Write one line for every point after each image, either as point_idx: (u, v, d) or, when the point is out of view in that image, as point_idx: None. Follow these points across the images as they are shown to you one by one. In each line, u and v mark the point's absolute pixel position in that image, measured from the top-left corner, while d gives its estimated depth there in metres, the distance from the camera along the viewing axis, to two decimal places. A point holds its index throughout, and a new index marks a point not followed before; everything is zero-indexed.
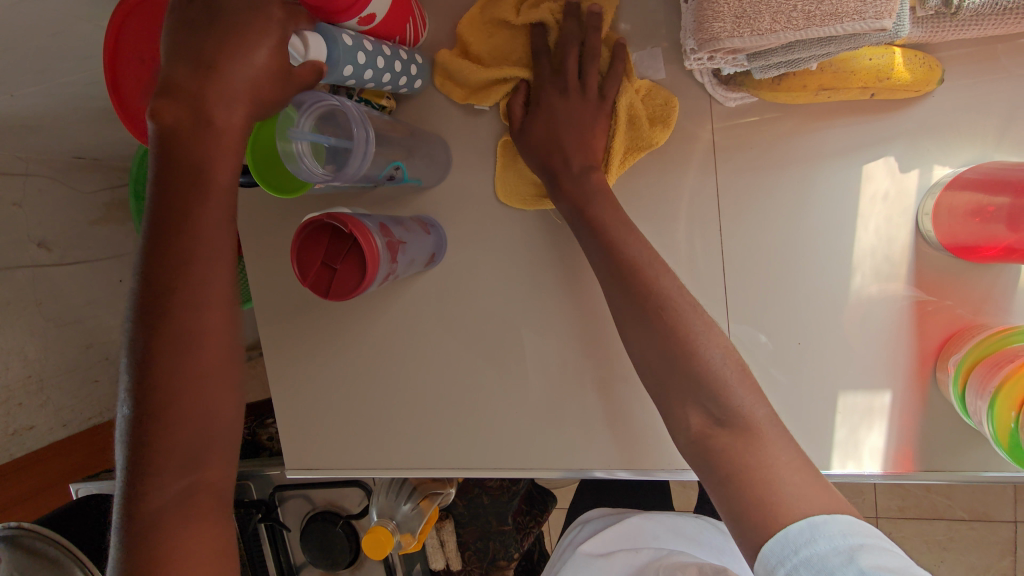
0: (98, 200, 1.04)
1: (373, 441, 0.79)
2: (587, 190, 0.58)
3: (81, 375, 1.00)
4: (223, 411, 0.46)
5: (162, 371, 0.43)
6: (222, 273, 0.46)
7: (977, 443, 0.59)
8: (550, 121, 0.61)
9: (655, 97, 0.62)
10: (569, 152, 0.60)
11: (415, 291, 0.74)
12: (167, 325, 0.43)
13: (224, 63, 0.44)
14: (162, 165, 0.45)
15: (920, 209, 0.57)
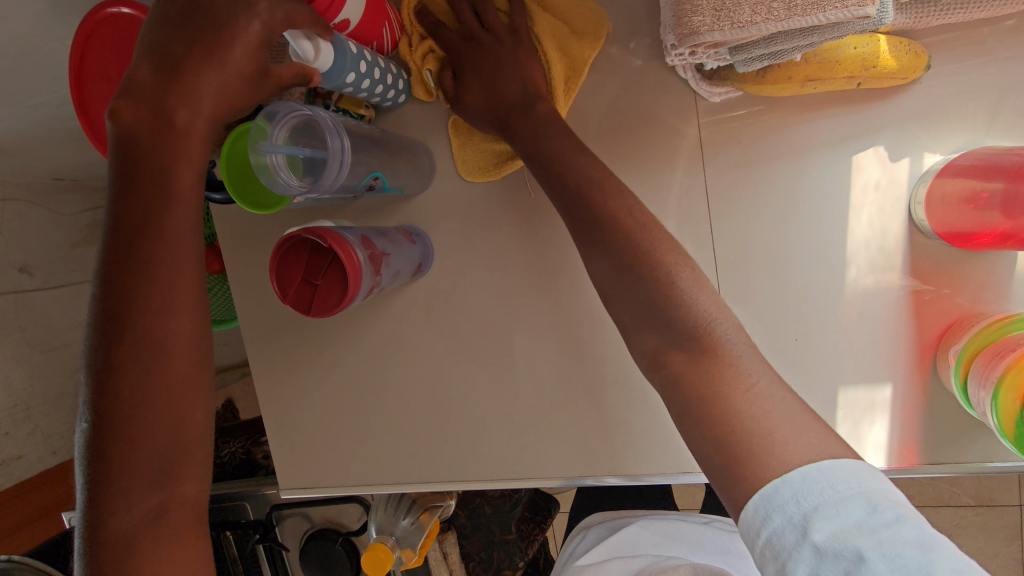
0: (79, 222, 1.02)
1: (368, 457, 0.77)
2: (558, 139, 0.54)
3: (70, 401, 0.98)
4: (192, 425, 0.44)
5: (125, 385, 0.41)
6: (189, 282, 0.44)
7: (979, 434, 0.58)
8: (478, 67, 0.60)
9: (577, 14, 0.60)
10: (511, 99, 0.58)
11: (404, 302, 0.73)
12: (130, 334, 0.41)
13: (193, 62, 0.42)
14: (121, 168, 0.43)
15: (912, 198, 0.56)
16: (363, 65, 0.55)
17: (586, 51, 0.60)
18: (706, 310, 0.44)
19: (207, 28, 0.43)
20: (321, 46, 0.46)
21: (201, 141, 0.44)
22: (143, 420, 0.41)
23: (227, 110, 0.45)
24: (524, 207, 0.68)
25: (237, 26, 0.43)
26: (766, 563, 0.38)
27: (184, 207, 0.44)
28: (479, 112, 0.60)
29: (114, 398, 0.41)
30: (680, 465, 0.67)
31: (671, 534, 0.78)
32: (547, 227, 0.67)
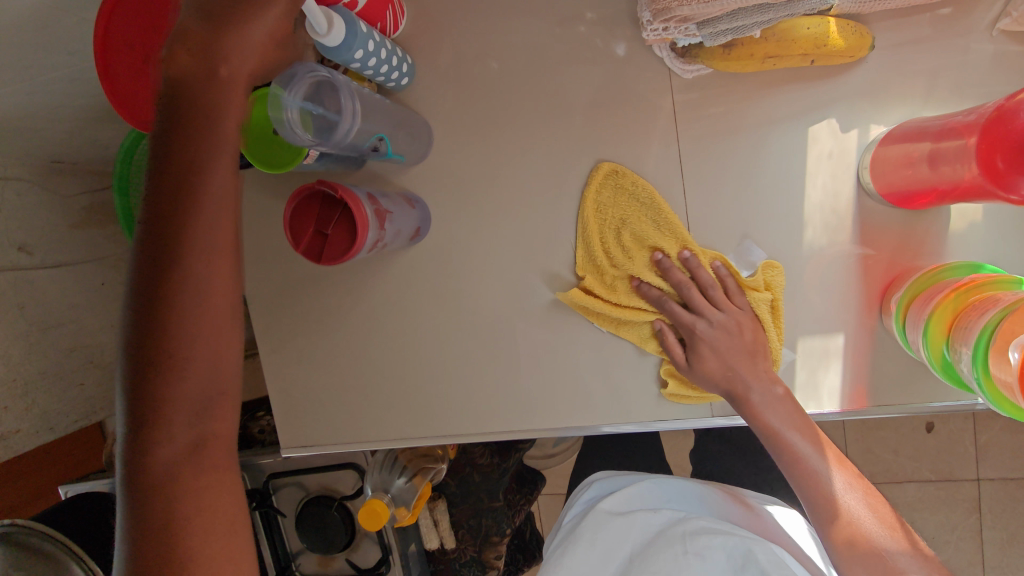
0: (77, 204, 1.05)
1: (367, 416, 0.82)
2: (771, 396, 0.64)
3: (66, 378, 1.02)
4: (226, 363, 0.49)
5: (173, 319, 0.46)
6: (227, 224, 0.49)
7: (922, 378, 0.65)
8: (717, 356, 0.66)
9: (764, 280, 0.66)
10: (747, 378, 0.65)
11: (400, 268, 0.78)
12: (182, 267, 0.47)
13: (240, 11, 0.46)
14: (172, 114, 0.47)
15: (860, 164, 0.63)
16: (371, 43, 0.61)
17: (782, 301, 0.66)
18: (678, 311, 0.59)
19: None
20: (332, 18, 0.53)
21: (244, 93, 0.49)
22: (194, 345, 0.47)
23: (263, 65, 0.50)
24: (515, 177, 0.73)
25: None
26: None
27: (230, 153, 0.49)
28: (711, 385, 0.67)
29: (166, 324, 0.46)
30: (707, 411, 0.73)
31: (680, 492, 0.82)
32: (536, 196, 0.72)
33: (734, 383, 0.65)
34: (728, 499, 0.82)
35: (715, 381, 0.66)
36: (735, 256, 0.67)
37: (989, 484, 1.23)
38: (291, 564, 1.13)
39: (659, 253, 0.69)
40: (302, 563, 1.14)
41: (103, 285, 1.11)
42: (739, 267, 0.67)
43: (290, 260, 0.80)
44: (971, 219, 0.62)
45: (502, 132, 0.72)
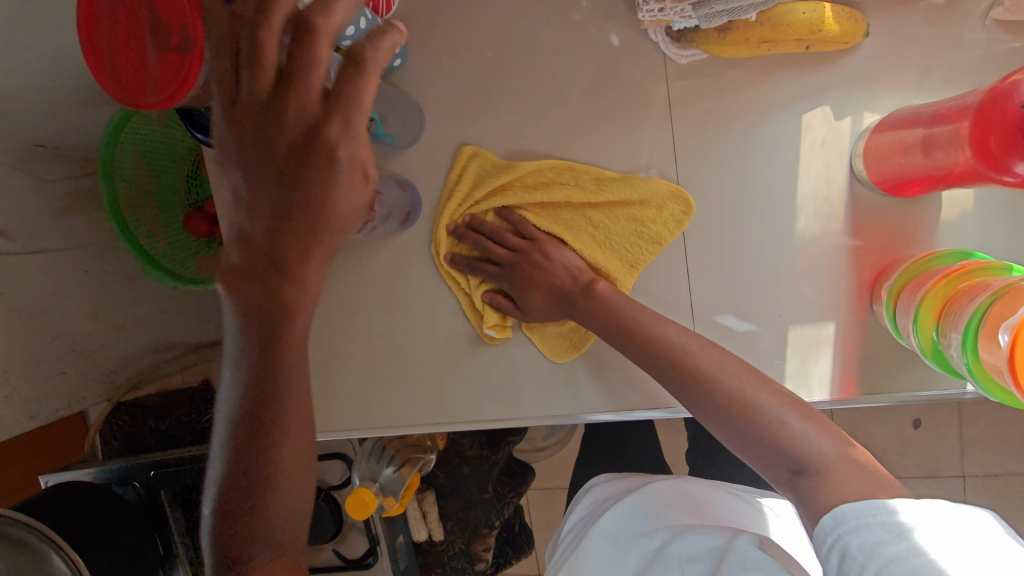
0: (60, 189, 1.03)
1: (355, 404, 0.81)
2: (599, 299, 0.67)
3: (48, 367, 1.01)
4: (297, 510, 0.48)
5: (254, 475, 0.45)
6: (303, 376, 0.49)
7: (910, 365, 0.66)
8: (541, 281, 0.70)
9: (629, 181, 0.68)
10: (566, 285, 0.70)
11: (390, 253, 0.77)
12: (263, 455, 0.46)
13: (319, 175, 0.42)
14: (245, 284, 0.46)
15: (853, 152, 0.63)
16: (363, 22, 0.60)
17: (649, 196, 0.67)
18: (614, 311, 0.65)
19: (309, 177, 0.42)
20: None
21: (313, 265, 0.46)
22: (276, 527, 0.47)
23: (338, 229, 0.45)
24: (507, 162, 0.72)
25: (331, 141, 0.42)
26: (868, 529, 0.47)
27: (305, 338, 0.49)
28: (547, 314, 0.71)
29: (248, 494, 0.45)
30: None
31: (679, 501, 0.79)
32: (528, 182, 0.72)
33: (562, 291, 0.69)
34: (729, 503, 0.80)
35: (549, 313, 0.71)
36: (763, 228, 0.66)
37: (974, 480, 1.24)
38: None
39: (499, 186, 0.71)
40: None
41: (87, 273, 1.08)
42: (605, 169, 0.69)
43: None
44: (961, 208, 0.62)
45: (496, 116, 0.71)
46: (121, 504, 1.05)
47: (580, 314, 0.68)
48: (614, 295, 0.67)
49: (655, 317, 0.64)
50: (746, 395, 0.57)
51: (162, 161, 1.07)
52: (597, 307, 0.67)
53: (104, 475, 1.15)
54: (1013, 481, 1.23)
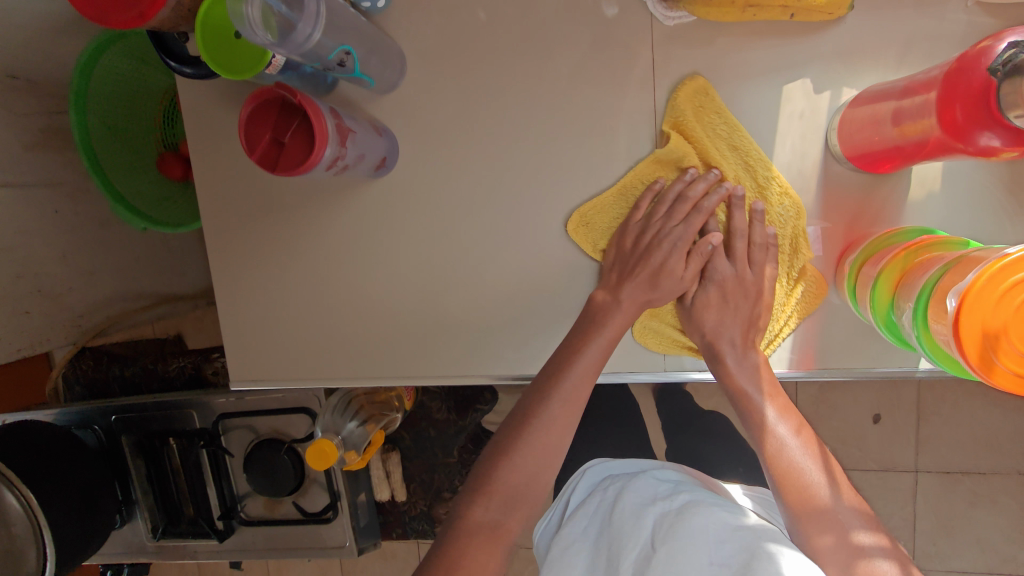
0: (33, 124, 1.01)
1: (321, 354, 0.81)
2: (745, 369, 0.67)
3: (12, 305, 1.00)
4: (540, 477, 0.64)
5: (517, 435, 0.66)
6: (584, 387, 0.67)
7: (867, 341, 0.67)
8: (717, 305, 0.68)
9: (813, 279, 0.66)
10: (732, 340, 0.67)
11: (364, 201, 0.76)
12: (528, 428, 0.66)
13: (658, 279, 0.68)
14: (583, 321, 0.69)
15: (829, 127, 0.63)
16: None
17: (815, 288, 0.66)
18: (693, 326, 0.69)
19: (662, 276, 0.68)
20: None
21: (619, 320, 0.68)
22: (523, 483, 0.64)
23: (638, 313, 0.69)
24: (487, 115, 0.71)
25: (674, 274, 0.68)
26: None
27: (563, 426, 0.66)
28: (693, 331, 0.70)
29: (508, 444, 0.66)
30: (661, 365, 0.73)
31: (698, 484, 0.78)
32: (508, 136, 0.71)
33: (717, 339, 0.68)
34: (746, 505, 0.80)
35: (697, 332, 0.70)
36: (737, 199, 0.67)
37: (926, 475, 1.28)
38: (238, 505, 1.15)
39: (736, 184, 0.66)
40: (248, 505, 1.15)
41: (58, 213, 1.06)
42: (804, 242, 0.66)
43: (252, 186, 0.77)
44: (928, 188, 0.62)
45: (480, 68, 0.70)
46: (80, 447, 1.05)
47: (716, 364, 0.68)
48: (764, 381, 0.66)
49: (754, 383, 0.66)
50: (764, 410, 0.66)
51: (138, 102, 1.04)
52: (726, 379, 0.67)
53: (65, 417, 1.14)
54: (963, 479, 1.27)
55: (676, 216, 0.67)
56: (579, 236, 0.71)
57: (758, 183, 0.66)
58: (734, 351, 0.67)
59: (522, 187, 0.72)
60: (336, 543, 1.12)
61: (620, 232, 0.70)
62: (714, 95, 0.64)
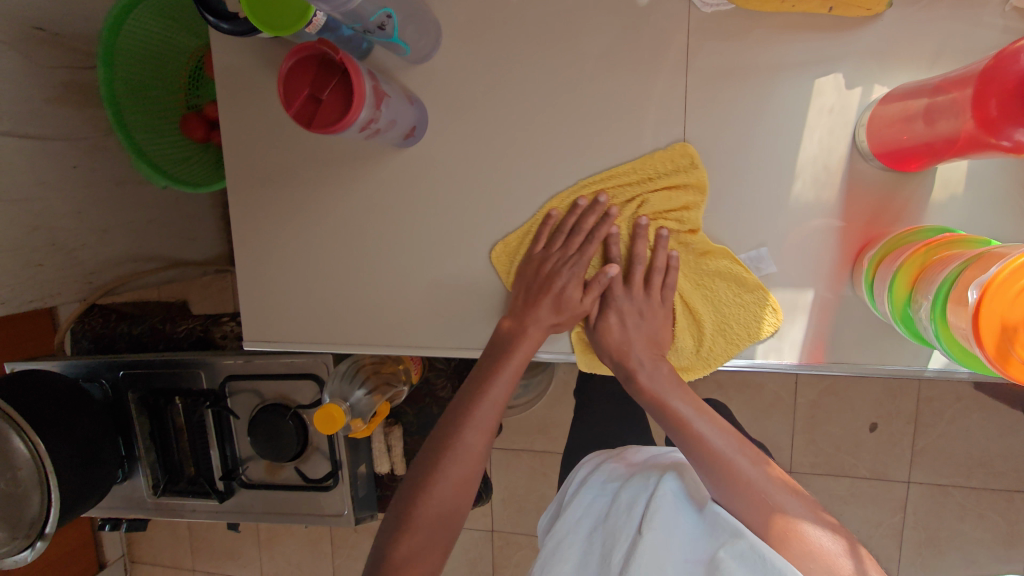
0: (56, 78, 1.01)
1: (334, 320, 0.83)
2: (660, 381, 0.71)
3: (24, 257, 0.99)
4: (457, 508, 0.70)
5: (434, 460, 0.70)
6: (491, 411, 0.72)
7: (879, 337, 0.68)
8: (623, 328, 0.73)
9: (753, 301, 0.69)
10: (640, 354, 0.72)
11: (388, 170, 0.76)
12: (445, 451, 0.70)
13: (559, 304, 0.73)
14: (489, 350, 0.75)
15: (857, 123, 0.64)
16: None
17: (753, 312, 0.70)
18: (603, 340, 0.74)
19: (561, 302, 0.73)
20: None
21: (524, 345, 0.73)
22: (437, 510, 0.68)
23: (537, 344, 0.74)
24: (516, 93, 0.71)
25: (573, 302, 0.73)
26: None
27: (476, 455, 0.71)
28: (605, 353, 0.75)
29: (425, 472, 0.70)
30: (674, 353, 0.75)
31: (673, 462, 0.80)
32: (535, 113, 0.71)
33: (626, 356, 0.73)
34: None
35: (610, 354, 0.74)
36: (763, 191, 0.67)
37: (917, 487, 1.29)
38: (239, 467, 1.15)
39: (644, 218, 0.70)
40: (250, 468, 1.16)
41: (76, 168, 1.07)
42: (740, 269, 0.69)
43: (276, 148, 0.78)
44: (951, 191, 0.63)
45: (513, 43, 0.70)
46: (88, 400, 1.06)
47: (634, 385, 0.72)
48: (682, 397, 0.70)
49: (671, 391, 0.70)
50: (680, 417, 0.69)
51: (163, 62, 1.04)
52: (648, 386, 0.71)
53: (71, 370, 1.16)
54: (954, 494, 1.28)
55: (577, 245, 0.72)
56: (500, 263, 0.76)
57: (669, 220, 0.71)
58: (644, 367, 0.72)
59: (545, 167, 0.72)
60: (335, 511, 1.13)
61: (533, 258, 0.74)
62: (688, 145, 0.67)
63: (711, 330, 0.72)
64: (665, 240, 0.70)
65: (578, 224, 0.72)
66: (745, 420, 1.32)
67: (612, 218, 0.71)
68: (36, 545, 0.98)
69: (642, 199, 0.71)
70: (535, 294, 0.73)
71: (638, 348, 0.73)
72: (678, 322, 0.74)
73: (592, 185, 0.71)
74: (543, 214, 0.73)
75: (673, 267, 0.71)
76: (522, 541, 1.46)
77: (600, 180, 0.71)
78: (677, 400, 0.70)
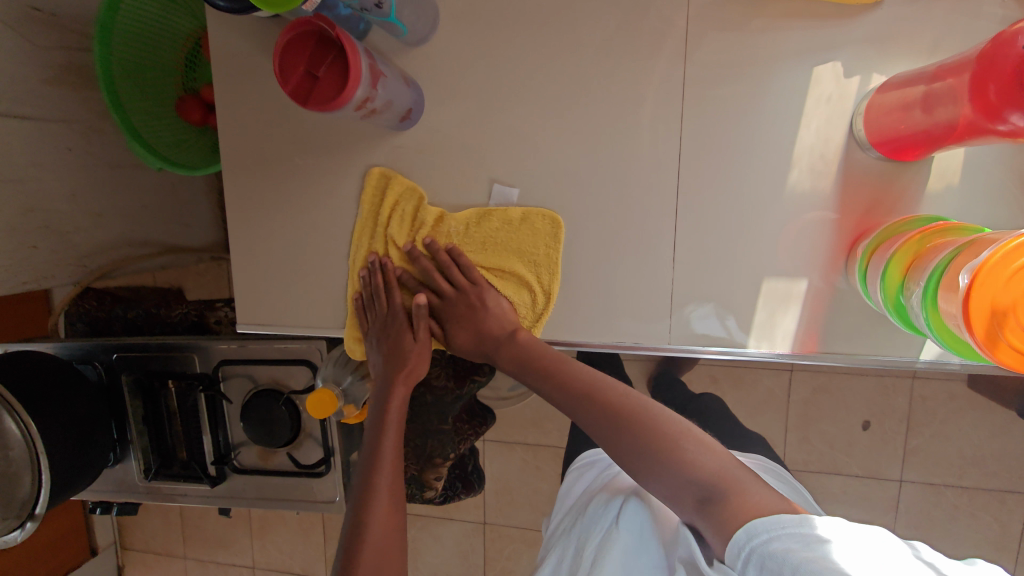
0: (53, 58, 1.01)
1: (328, 304, 0.83)
2: (518, 347, 0.76)
3: (19, 238, 0.98)
4: (393, 536, 0.74)
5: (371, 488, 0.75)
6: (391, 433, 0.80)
7: (873, 328, 0.68)
8: (467, 323, 0.80)
9: (534, 224, 0.74)
10: (492, 332, 0.78)
11: (385, 152, 0.76)
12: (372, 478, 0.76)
13: (401, 343, 0.82)
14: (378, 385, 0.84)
15: (855, 112, 0.64)
16: None
17: (541, 234, 0.74)
18: (459, 326, 0.81)
19: (399, 336, 0.81)
20: None
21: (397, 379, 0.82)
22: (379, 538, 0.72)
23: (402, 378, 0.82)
24: (514, 77, 0.71)
25: (401, 331, 0.81)
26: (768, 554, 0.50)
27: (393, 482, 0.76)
28: (471, 344, 0.81)
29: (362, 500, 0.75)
30: (667, 338, 0.73)
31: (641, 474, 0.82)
32: (534, 98, 0.71)
33: (483, 337, 0.79)
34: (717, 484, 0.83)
35: (478, 344, 0.80)
36: (758, 179, 0.67)
37: (909, 487, 1.30)
38: (231, 453, 1.16)
39: (412, 242, 0.78)
40: (242, 454, 1.16)
41: (71, 150, 1.06)
42: (499, 212, 0.75)
43: (271, 129, 0.78)
44: (948, 181, 0.63)
45: (512, 26, 0.70)
46: (82, 381, 1.06)
47: (501, 359, 0.78)
48: (563, 363, 0.73)
49: (532, 346, 0.75)
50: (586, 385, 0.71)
51: (160, 44, 1.03)
52: (518, 354, 0.76)
53: (65, 352, 1.15)
54: (945, 494, 1.29)
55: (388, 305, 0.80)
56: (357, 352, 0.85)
57: (427, 231, 0.77)
58: (501, 335, 0.78)
59: (543, 151, 0.72)
60: (326, 498, 1.13)
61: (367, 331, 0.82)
62: (371, 173, 0.76)
63: (533, 274, 0.76)
64: (435, 245, 0.77)
65: (372, 288, 0.80)
66: (739, 416, 1.33)
67: (390, 267, 0.79)
68: (25, 525, 0.97)
69: (394, 241, 0.78)
70: (388, 329, 0.81)
71: (501, 325, 0.78)
72: (507, 291, 0.78)
73: (363, 249, 0.80)
74: (352, 302, 0.81)
75: (459, 257, 0.77)
76: (514, 535, 1.46)
77: (596, 165, 0.71)
78: (576, 367, 0.73)
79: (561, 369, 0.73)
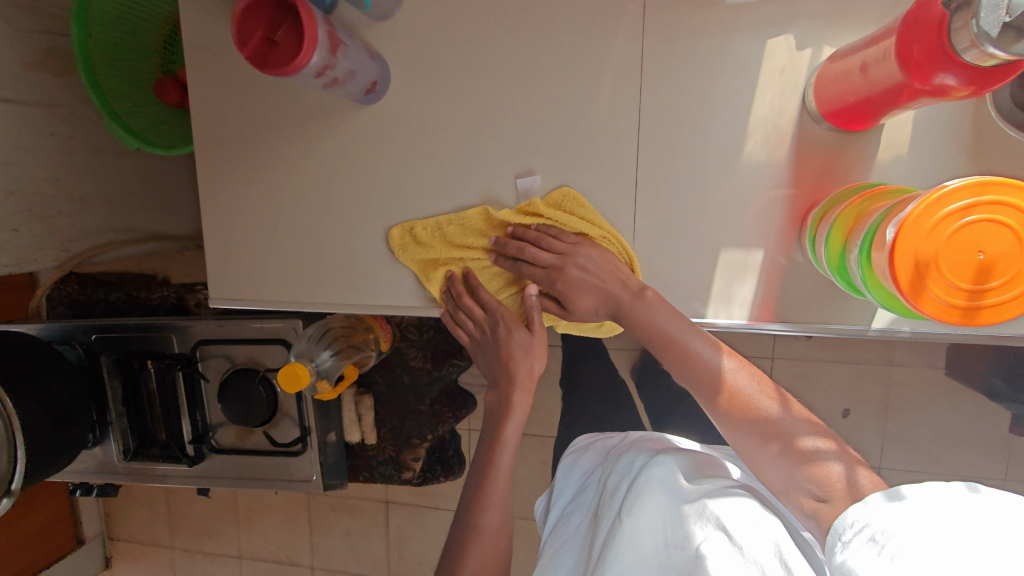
0: (35, 43, 1.02)
1: (302, 279, 0.84)
2: (648, 308, 0.71)
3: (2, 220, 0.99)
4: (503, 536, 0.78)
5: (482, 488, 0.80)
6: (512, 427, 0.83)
7: (825, 297, 0.69)
8: (571, 291, 0.75)
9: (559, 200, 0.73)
10: (612, 289, 0.73)
11: (352, 127, 0.77)
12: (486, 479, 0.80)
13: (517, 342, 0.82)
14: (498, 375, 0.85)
15: (807, 84, 0.65)
16: None
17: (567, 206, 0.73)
18: (576, 294, 0.75)
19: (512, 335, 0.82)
20: None
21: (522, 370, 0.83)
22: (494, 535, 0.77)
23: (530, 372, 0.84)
24: (479, 52, 0.72)
25: (503, 331, 0.82)
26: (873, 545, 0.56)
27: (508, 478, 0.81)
28: (593, 305, 0.76)
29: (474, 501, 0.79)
30: None
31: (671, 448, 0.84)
32: (498, 74, 0.72)
33: (610, 293, 0.73)
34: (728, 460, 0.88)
35: (606, 305, 0.75)
36: (715, 151, 0.69)
37: (887, 472, 1.31)
38: (209, 433, 1.16)
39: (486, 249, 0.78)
40: (220, 434, 1.17)
41: (53, 135, 1.07)
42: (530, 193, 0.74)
43: (242, 104, 0.79)
44: (897, 151, 0.65)
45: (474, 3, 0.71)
46: (62, 361, 1.07)
47: (628, 320, 0.73)
48: (695, 336, 0.71)
49: (663, 315, 0.70)
50: (708, 371, 0.71)
51: (138, 27, 1.04)
52: (643, 321, 0.71)
53: (48, 333, 1.16)
54: (922, 479, 1.30)
55: (483, 314, 0.82)
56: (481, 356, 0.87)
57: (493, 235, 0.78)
58: (627, 294, 0.72)
59: (508, 125, 0.73)
60: (303, 477, 1.14)
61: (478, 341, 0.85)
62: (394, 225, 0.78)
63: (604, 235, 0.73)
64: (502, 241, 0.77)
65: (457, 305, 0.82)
66: None
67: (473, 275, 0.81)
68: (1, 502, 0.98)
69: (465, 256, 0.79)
70: (504, 326, 0.82)
71: (614, 285, 0.73)
72: (611, 249, 0.74)
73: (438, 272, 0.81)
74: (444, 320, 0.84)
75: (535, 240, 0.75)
76: None
77: (559, 139, 0.72)
78: (701, 346, 0.71)
79: (684, 352, 0.71)
